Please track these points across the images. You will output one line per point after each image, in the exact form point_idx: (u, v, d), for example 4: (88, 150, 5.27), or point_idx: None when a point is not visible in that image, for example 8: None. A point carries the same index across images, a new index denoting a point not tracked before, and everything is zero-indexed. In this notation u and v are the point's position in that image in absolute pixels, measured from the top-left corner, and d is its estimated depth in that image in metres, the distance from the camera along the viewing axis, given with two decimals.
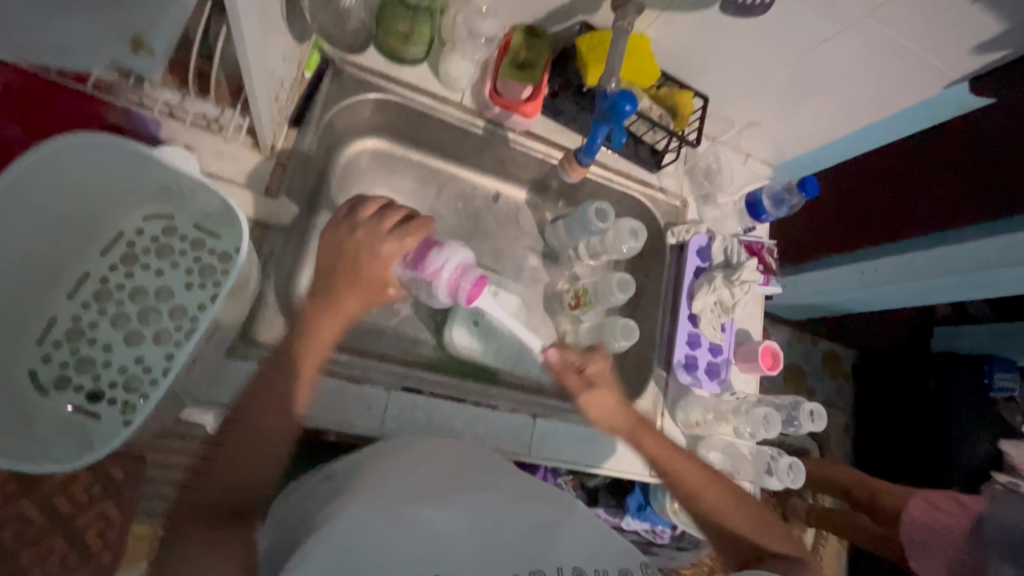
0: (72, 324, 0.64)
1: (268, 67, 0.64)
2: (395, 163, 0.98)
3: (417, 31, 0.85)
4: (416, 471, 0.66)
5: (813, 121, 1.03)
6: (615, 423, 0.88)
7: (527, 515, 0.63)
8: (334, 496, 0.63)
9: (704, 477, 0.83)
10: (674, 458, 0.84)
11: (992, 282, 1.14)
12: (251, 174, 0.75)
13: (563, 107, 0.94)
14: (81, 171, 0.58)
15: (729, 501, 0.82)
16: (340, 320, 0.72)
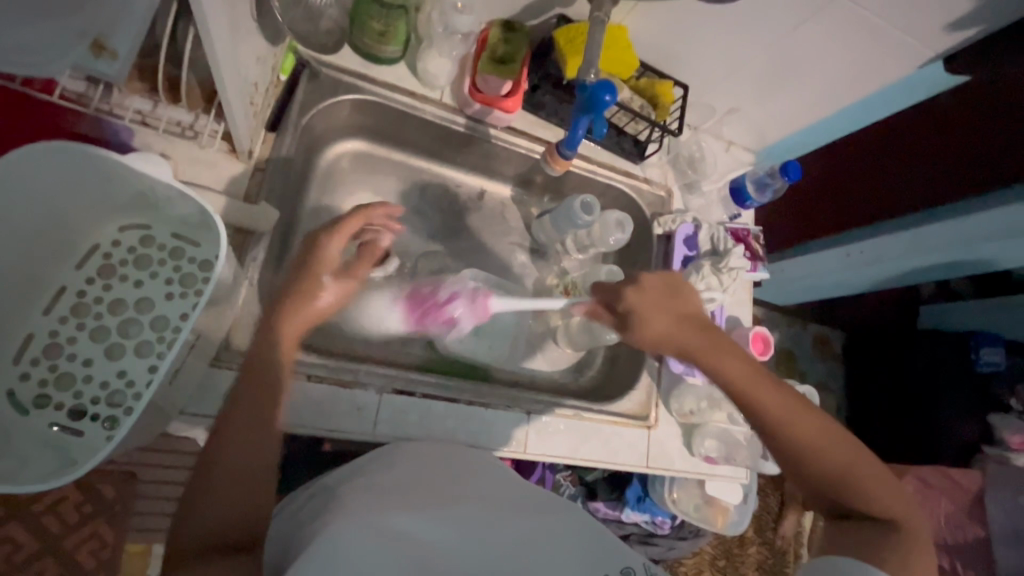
0: (49, 340, 0.63)
1: (240, 70, 0.63)
2: (376, 164, 0.97)
3: (392, 29, 0.84)
4: (402, 484, 0.65)
5: (793, 105, 1.03)
6: (678, 340, 0.75)
7: (523, 521, 0.62)
8: (322, 508, 0.61)
9: (794, 410, 0.70)
10: (758, 388, 0.71)
11: (976, 259, 1.15)
12: (229, 180, 0.74)
13: (544, 100, 0.93)
14: (52, 184, 0.56)
15: (826, 450, 0.68)
16: (303, 330, 0.68)
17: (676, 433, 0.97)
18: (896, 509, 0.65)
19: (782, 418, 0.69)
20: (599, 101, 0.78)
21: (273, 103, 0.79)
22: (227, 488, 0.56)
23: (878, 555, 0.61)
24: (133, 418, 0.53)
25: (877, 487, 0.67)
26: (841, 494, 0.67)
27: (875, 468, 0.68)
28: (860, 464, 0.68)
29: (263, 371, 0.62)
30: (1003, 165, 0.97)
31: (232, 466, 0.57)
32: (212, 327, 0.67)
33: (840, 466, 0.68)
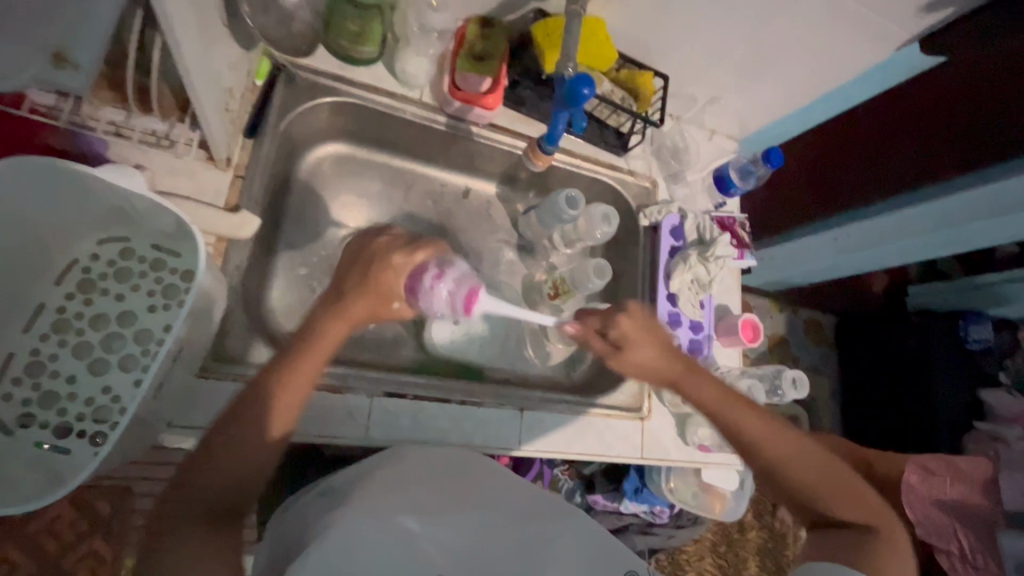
0: (30, 359, 0.62)
1: (213, 76, 0.62)
2: (359, 166, 0.97)
3: (368, 30, 0.83)
4: (405, 488, 0.64)
5: (774, 91, 1.04)
6: (659, 370, 0.78)
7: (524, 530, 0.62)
8: (324, 514, 0.61)
9: (774, 432, 0.74)
10: (736, 411, 0.74)
11: (962, 235, 1.16)
12: (209, 190, 0.73)
13: (525, 95, 0.93)
14: (27, 201, 0.55)
15: (804, 464, 0.73)
16: (319, 360, 0.70)
17: (670, 423, 0.98)
18: (868, 515, 0.71)
19: (764, 434, 0.74)
20: (578, 95, 0.77)
21: (250, 109, 0.78)
22: (216, 493, 0.60)
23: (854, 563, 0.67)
24: (117, 432, 0.52)
25: (852, 494, 0.72)
26: (818, 503, 0.73)
27: (850, 477, 0.74)
28: (837, 475, 0.73)
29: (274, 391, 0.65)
30: (986, 140, 0.98)
31: (222, 471, 0.61)
32: (198, 337, 0.66)
33: (818, 478, 0.73)
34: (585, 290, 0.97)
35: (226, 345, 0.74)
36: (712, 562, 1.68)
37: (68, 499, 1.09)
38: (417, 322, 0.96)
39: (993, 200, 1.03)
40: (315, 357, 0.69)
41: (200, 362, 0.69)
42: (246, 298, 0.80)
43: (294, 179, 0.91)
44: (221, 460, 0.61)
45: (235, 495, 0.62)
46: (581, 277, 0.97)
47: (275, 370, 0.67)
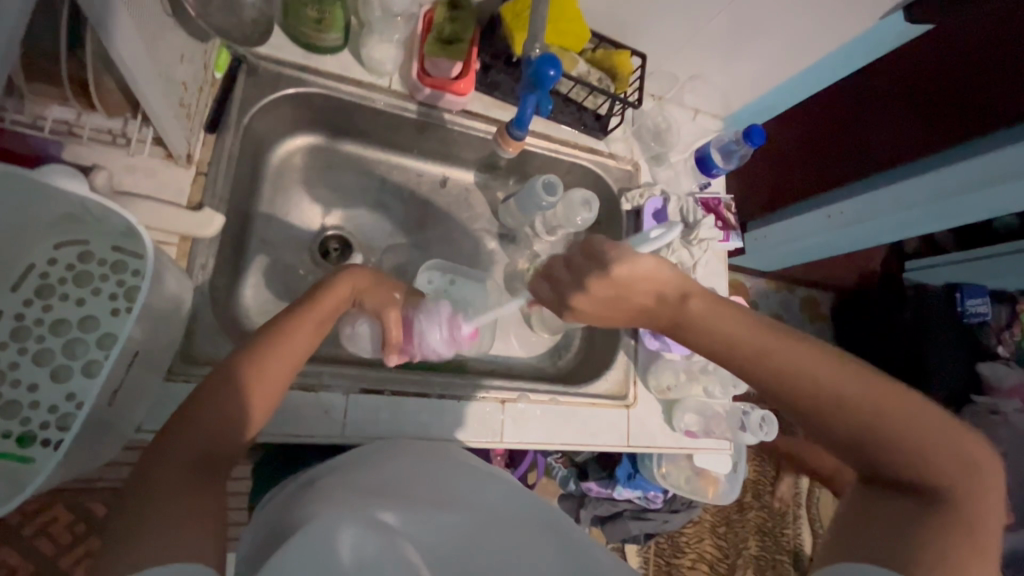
0: None
1: (160, 69, 0.60)
2: (331, 157, 0.95)
3: (328, 15, 0.80)
4: (386, 484, 0.63)
5: (756, 65, 1.00)
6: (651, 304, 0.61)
7: (501, 532, 0.61)
8: (299, 506, 0.60)
9: (815, 367, 0.54)
10: (757, 343, 0.56)
11: (955, 212, 1.12)
12: (170, 188, 0.71)
13: (498, 79, 0.90)
14: None
15: (849, 406, 0.53)
16: (314, 330, 0.69)
17: (655, 410, 0.96)
18: (939, 472, 0.51)
19: (794, 374, 0.54)
20: (544, 76, 0.75)
21: (211, 103, 0.76)
22: (192, 451, 0.55)
23: (908, 552, 0.48)
24: (72, 434, 0.51)
25: (918, 442, 0.52)
26: (867, 454, 0.54)
27: (918, 416, 0.53)
28: (897, 416, 0.53)
29: (249, 371, 0.61)
30: (970, 112, 0.95)
31: (193, 439, 0.55)
32: (162, 339, 0.65)
33: (872, 426, 0.53)
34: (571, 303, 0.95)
35: (196, 345, 0.74)
36: (711, 543, 1.68)
37: (56, 503, 1.08)
38: None
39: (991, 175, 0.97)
40: (299, 336, 0.67)
41: (167, 365, 0.68)
42: (216, 297, 0.79)
43: (264, 173, 0.89)
44: (195, 428, 0.56)
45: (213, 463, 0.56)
46: None
47: (254, 348, 0.63)
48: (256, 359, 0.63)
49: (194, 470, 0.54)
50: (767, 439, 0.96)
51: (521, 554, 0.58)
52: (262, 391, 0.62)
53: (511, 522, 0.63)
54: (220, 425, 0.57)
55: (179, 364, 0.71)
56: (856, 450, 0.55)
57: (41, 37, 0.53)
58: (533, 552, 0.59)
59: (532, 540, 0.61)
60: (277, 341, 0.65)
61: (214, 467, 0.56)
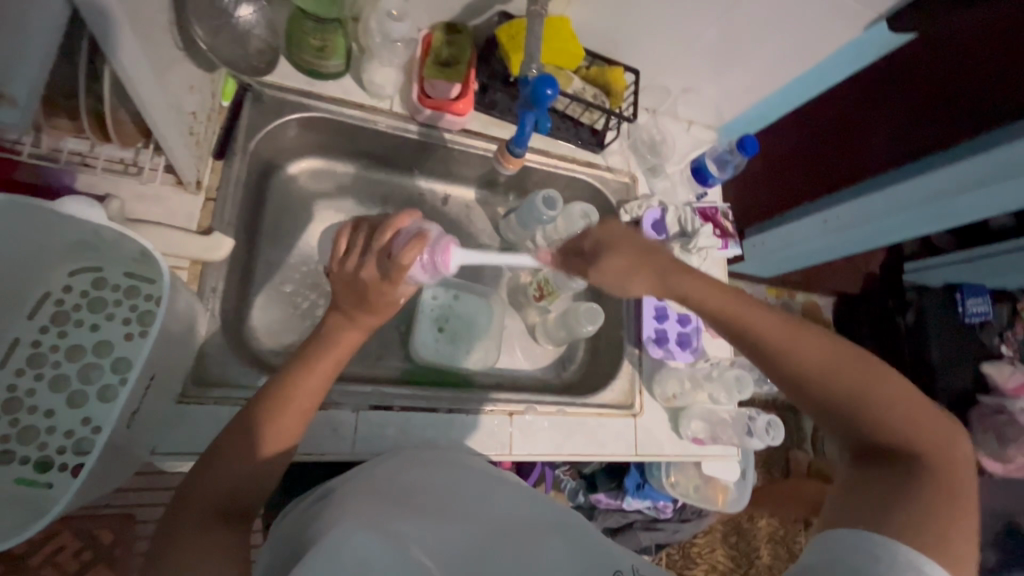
0: (7, 394, 0.62)
1: (171, 100, 0.62)
2: (335, 179, 0.97)
3: (331, 44, 0.82)
4: (403, 494, 0.64)
5: (747, 77, 1.03)
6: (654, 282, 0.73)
7: (513, 538, 0.61)
8: (314, 520, 0.60)
9: (798, 334, 0.64)
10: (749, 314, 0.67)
11: (953, 210, 1.12)
12: (180, 214, 0.73)
13: (496, 98, 0.92)
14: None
15: (830, 374, 0.62)
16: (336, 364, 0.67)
17: (661, 418, 0.97)
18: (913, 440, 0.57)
19: (779, 340, 0.64)
20: (541, 95, 0.78)
21: (219, 131, 0.78)
22: (221, 491, 0.57)
23: (891, 504, 0.52)
24: (93, 456, 0.52)
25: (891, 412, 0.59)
26: (852, 424, 0.61)
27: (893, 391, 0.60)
28: (871, 381, 0.61)
29: (274, 397, 0.62)
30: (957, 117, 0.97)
31: (221, 476, 0.57)
32: (175, 361, 0.66)
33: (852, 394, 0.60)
34: (580, 335, 0.98)
35: (206, 367, 0.75)
36: (724, 553, 1.66)
37: (66, 530, 1.08)
38: (402, 332, 0.97)
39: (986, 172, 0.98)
40: (332, 357, 0.67)
41: (180, 387, 0.69)
42: (226, 319, 0.80)
43: (269, 197, 0.91)
44: (222, 467, 0.58)
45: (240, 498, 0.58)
46: (573, 321, 0.96)
47: (279, 383, 0.63)
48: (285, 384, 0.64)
49: (224, 497, 0.57)
50: (774, 444, 0.96)
51: (536, 561, 0.58)
52: (284, 430, 0.62)
53: (520, 530, 0.62)
54: (251, 458, 0.59)
55: (188, 385, 0.72)
56: (841, 420, 0.61)
57: (59, 74, 0.55)
58: (546, 559, 0.59)
59: (547, 546, 0.61)
60: (301, 371, 0.65)
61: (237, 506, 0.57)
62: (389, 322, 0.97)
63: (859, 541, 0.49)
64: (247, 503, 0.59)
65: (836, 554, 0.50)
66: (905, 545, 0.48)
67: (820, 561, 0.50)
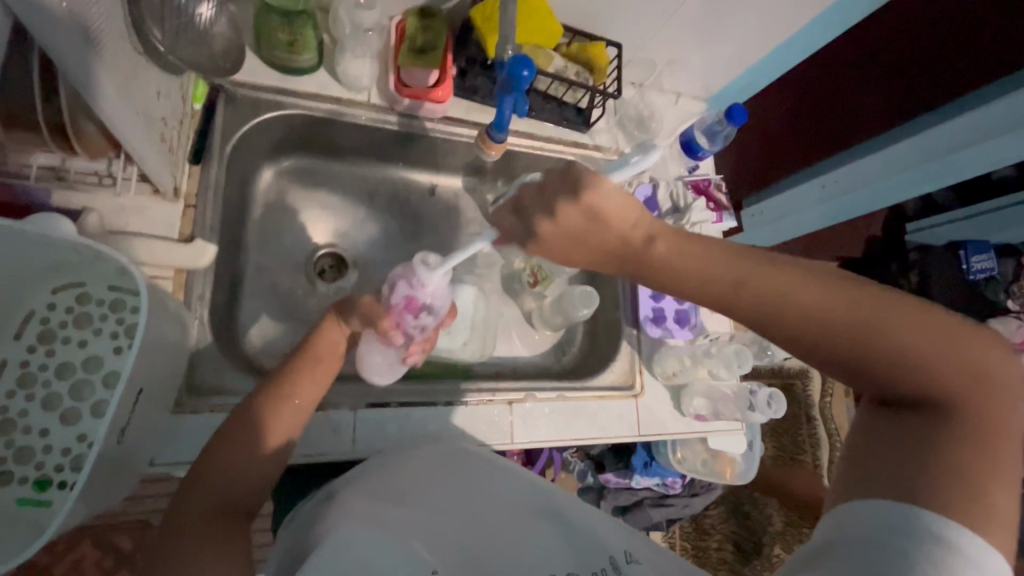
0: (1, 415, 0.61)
1: (138, 109, 0.61)
2: (318, 176, 0.95)
3: (300, 38, 0.80)
4: (405, 491, 0.63)
5: (734, 43, 1.00)
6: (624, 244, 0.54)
7: (515, 530, 0.60)
8: (317, 524, 0.60)
9: (799, 283, 0.49)
10: (731, 269, 0.51)
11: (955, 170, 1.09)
12: (161, 223, 0.72)
13: (477, 82, 0.90)
14: None
15: (847, 328, 0.48)
16: (320, 381, 0.69)
17: (663, 397, 0.97)
18: (947, 384, 0.47)
19: (775, 293, 0.50)
20: (518, 77, 0.76)
21: (193, 135, 0.77)
22: (219, 491, 0.56)
23: (923, 467, 0.44)
24: (85, 473, 0.52)
25: (921, 356, 0.47)
26: (870, 379, 0.49)
27: (924, 326, 0.48)
28: (892, 327, 0.48)
29: (268, 397, 0.64)
30: (969, 66, 0.95)
31: (223, 466, 0.58)
32: (167, 372, 0.66)
33: (869, 343, 0.48)
34: (576, 319, 0.97)
35: (200, 376, 0.74)
36: (737, 524, 1.67)
37: (83, 541, 1.09)
38: None
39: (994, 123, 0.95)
40: (316, 371, 0.69)
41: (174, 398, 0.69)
42: (216, 325, 0.79)
43: (252, 199, 0.90)
44: (221, 462, 0.58)
45: (240, 496, 0.58)
46: (569, 305, 0.95)
47: (270, 382, 0.65)
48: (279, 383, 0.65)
49: (223, 500, 0.56)
50: (777, 416, 0.94)
51: (541, 548, 0.58)
52: (281, 423, 0.64)
53: (524, 518, 0.62)
54: (250, 446, 0.60)
55: (181, 396, 0.72)
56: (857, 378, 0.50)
57: (16, 89, 0.54)
58: (551, 550, 0.58)
59: (552, 532, 0.60)
60: (290, 376, 0.67)
61: (237, 499, 0.57)
62: None
63: (890, 519, 0.43)
64: (253, 490, 0.59)
65: (856, 532, 0.44)
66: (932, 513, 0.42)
67: (838, 544, 0.45)
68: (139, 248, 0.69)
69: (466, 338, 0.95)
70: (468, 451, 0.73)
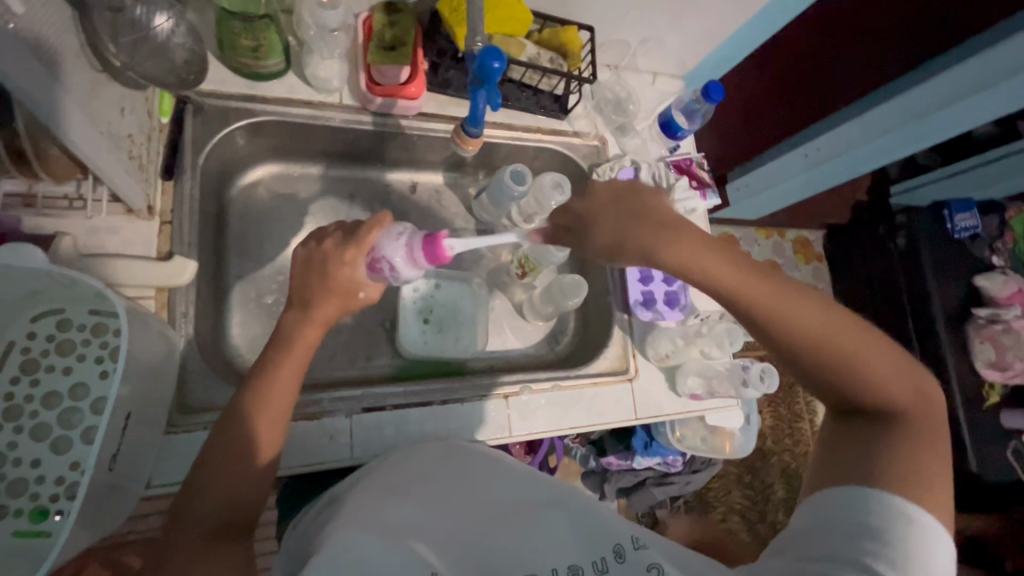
0: None
1: (99, 126, 0.59)
2: (297, 183, 0.94)
3: (265, 43, 0.78)
4: (404, 491, 0.64)
5: (708, 19, 0.99)
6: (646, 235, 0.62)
7: (518, 528, 0.59)
8: (326, 524, 0.60)
9: (800, 301, 0.57)
10: (746, 279, 0.58)
11: (939, 128, 1.07)
12: (138, 242, 0.71)
13: (450, 76, 0.89)
14: None
15: (829, 344, 0.56)
16: (298, 371, 0.66)
17: (658, 379, 0.97)
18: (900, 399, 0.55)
19: (776, 304, 0.57)
20: (489, 69, 0.75)
21: (163, 149, 0.75)
22: (213, 509, 0.57)
23: (882, 462, 0.51)
24: (81, 501, 0.51)
25: (886, 376, 0.56)
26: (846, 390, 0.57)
27: (887, 354, 0.57)
28: (862, 351, 0.57)
29: (251, 402, 0.62)
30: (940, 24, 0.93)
31: (215, 482, 0.58)
32: (156, 392, 0.65)
33: (845, 358, 0.56)
34: (567, 308, 0.97)
35: (190, 393, 0.74)
36: (741, 495, 1.69)
37: (90, 562, 1.09)
38: (388, 328, 0.96)
39: (974, 78, 0.94)
40: (295, 364, 0.66)
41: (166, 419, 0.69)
42: (202, 341, 0.78)
43: (230, 210, 0.89)
44: (210, 479, 0.58)
45: (238, 509, 0.59)
46: (559, 295, 0.95)
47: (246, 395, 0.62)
48: (264, 391, 0.63)
49: (218, 514, 0.57)
50: (770, 391, 0.95)
51: (542, 542, 0.57)
52: (266, 437, 0.62)
53: (523, 512, 0.62)
54: (244, 462, 0.60)
55: (175, 414, 0.71)
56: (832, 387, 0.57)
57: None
58: (557, 542, 0.57)
59: (552, 524, 0.60)
60: (267, 375, 0.64)
61: (236, 514, 0.58)
62: (374, 318, 0.96)
63: (846, 502, 0.50)
64: (251, 504, 0.60)
65: (828, 515, 0.50)
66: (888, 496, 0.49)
67: (810, 527, 0.50)
68: (118, 269, 0.67)
69: (459, 333, 0.96)
70: (472, 446, 0.75)
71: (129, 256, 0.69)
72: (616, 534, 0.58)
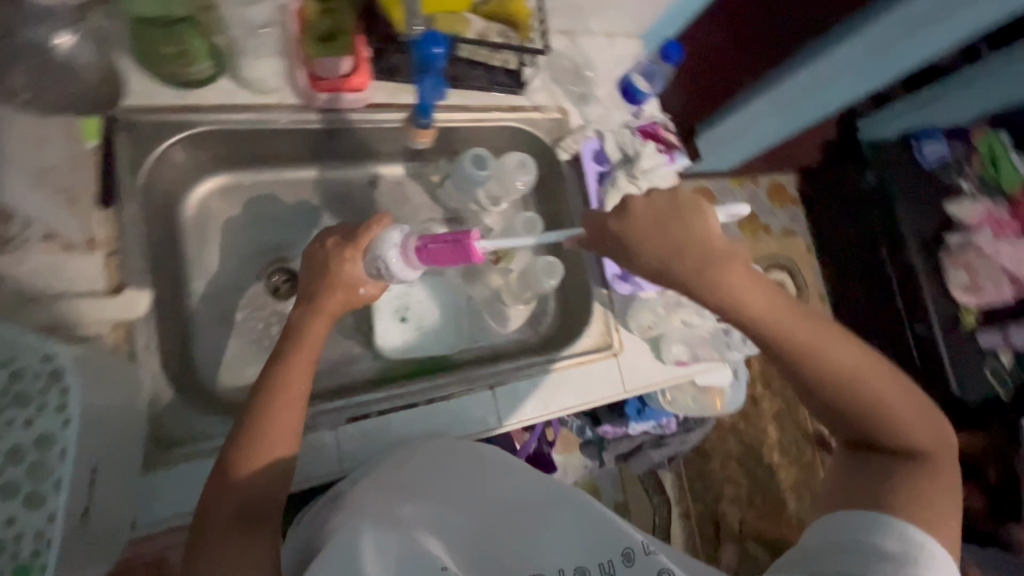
0: None
1: None
2: (251, 192, 0.90)
3: (190, 47, 0.72)
4: (413, 496, 0.64)
5: None
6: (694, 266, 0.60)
7: (521, 537, 0.60)
8: (341, 508, 0.60)
9: (837, 343, 0.60)
10: (790, 320, 0.60)
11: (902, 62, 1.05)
12: (84, 276, 0.67)
13: (395, 63, 0.83)
14: None
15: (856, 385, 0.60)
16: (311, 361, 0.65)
17: (643, 350, 0.97)
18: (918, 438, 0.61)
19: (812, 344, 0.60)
20: (430, 56, 0.74)
21: (96, 175, 0.70)
22: (236, 499, 0.55)
23: (895, 494, 0.58)
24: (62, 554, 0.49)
25: (904, 415, 0.61)
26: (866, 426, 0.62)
27: (905, 395, 0.62)
28: (885, 392, 0.61)
29: (271, 393, 0.60)
30: None
31: (242, 472, 0.57)
32: (127, 431, 0.63)
33: (866, 397, 0.61)
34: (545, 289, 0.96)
35: (165, 425, 0.72)
36: None
37: None
38: (366, 331, 0.94)
39: None
40: (305, 356, 0.64)
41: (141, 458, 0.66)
42: (172, 370, 0.76)
43: (184, 229, 0.84)
44: (234, 476, 0.56)
45: (258, 506, 0.56)
46: (536, 277, 0.93)
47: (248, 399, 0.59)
48: (278, 382, 0.61)
49: (240, 512, 0.55)
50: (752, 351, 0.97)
51: (548, 549, 0.58)
52: (278, 437, 0.60)
53: (526, 518, 0.63)
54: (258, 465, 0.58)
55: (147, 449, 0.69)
56: (853, 418, 0.62)
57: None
58: (564, 541, 0.59)
59: (555, 528, 0.61)
60: (284, 363, 0.63)
61: (256, 511, 0.56)
62: (351, 323, 0.93)
63: (860, 528, 0.56)
64: (273, 501, 0.57)
65: (839, 539, 0.56)
66: (901, 522, 0.56)
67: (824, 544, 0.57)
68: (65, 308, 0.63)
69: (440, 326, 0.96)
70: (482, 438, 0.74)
71: (78, 298, 0.65)
72: (627, 538, 0.57)
